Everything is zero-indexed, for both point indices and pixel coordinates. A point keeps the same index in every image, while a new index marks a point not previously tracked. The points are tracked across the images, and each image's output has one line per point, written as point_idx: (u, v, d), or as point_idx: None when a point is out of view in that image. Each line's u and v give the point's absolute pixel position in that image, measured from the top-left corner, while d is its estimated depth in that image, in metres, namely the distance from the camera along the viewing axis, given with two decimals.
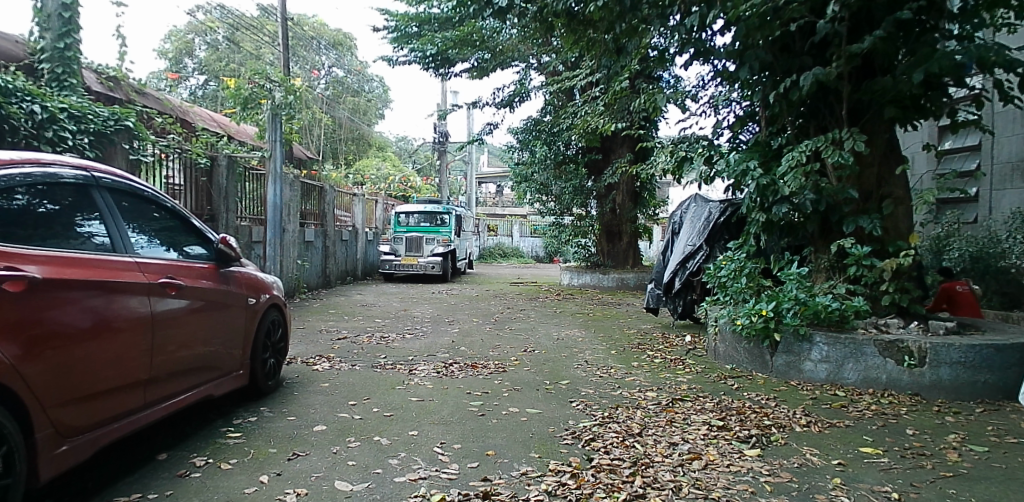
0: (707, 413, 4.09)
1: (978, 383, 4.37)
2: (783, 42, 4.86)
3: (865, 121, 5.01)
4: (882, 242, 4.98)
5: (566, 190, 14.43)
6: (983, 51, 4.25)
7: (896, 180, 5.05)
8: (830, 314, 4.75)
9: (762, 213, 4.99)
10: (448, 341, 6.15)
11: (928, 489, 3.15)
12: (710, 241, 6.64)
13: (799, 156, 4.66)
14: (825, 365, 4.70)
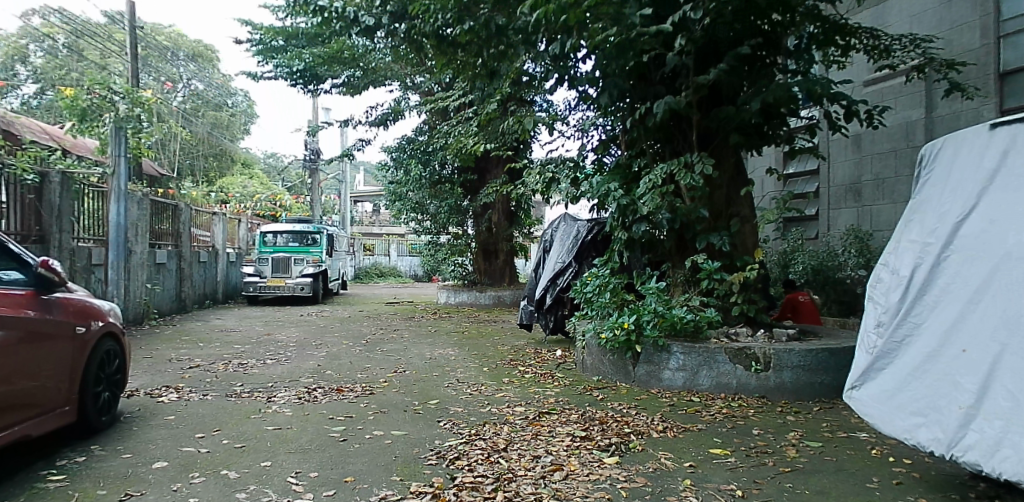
0: (571, 424, 4.24)
1: (815, 384, 4.83)
2: (640, 71, 5.20)
3: (715, 146, 5.43)
4: (731, 256, 5.40)
5: (442, 209, 14.48)
6: (812, 84, 4.76)
7: (742, 201, 5.50)
8: (685, 324, 5.08)
9: (623, 231, 5.23)
10: (313, 365, 5.96)
11: (769, 485, 3.52)
12: (579, 258, 6.86)
13: (655, 178, 4.98)
14: (682, 372, 4.99)
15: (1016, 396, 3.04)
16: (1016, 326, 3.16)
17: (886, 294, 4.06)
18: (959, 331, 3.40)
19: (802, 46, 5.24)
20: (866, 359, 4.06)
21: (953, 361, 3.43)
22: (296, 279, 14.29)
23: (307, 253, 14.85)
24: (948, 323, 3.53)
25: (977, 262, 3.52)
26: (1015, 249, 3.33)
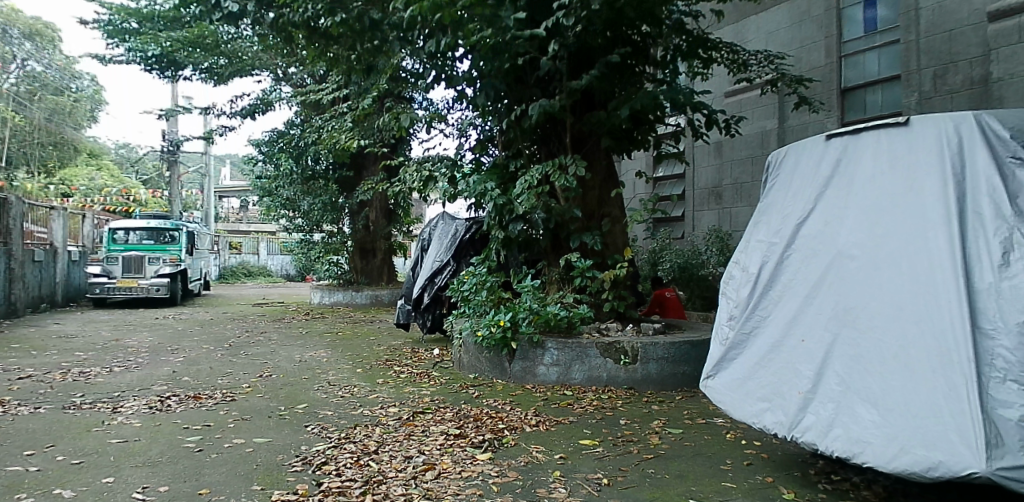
0: (445, 423, 4.38)
1: (678, 374, 5.31)
2: (516, 74, 5.52)
3: (588, 149, 5.81)
4: (603, 255, 5.74)
5: (316, 205, 16.17)
6: (676, 93, 5.07)
7: (612, 202, 5.91)
8: (559, 321, 5.32)
9: (500, 230, 5.54)
10: (168, 371, 5.62)
11: (633, 471, 4.04)
12: (457, 258, 7.81)
13: (531, 180, 5.29)
14: (555, 368, 5.30)
15: (846, 381, 3.86)
16: (844, 320, 3.98)
17: (738, 288, 4.82)
18: (800, 325, 4.18)
19: (668, 57, 5.80)
20: (720, 349, 4.81)
21: (794, 350, 4.22)
22: (152, 280, 15.59)
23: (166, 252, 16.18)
24: (789, 317, 4.31)
25: (812, 261, 4.30)
26: (843, 252, 4.13)
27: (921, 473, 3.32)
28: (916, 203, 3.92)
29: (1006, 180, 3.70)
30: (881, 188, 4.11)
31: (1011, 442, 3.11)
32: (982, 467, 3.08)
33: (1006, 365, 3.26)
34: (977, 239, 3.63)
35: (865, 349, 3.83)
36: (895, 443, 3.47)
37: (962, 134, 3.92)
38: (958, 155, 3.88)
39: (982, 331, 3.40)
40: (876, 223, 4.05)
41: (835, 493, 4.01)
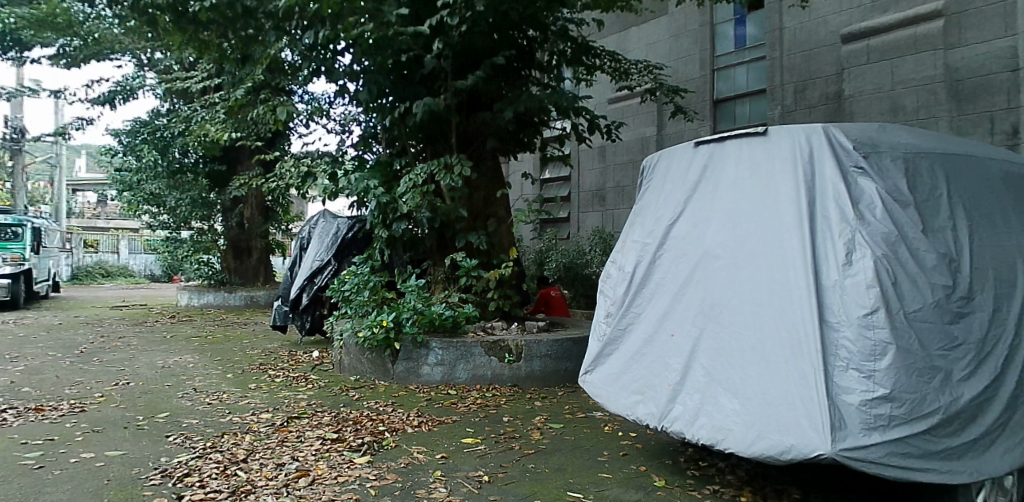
0: (322, 427, 4.45)
1: (561, 370, 6.08)
2: (400, 72, 6.48)
3: (474, 148, 6.88)
4: (487, 254, 6.80)
5: (184, 200, 17.00)
6: (560, 97, 5.71)
7: (495, 203, 7.02)
8: (444, 320, 6.05)
9: (384, 229, 6.37)
10: (6, 382, 5.44)
11: (514, 467, 4.22)
12: (339, 257, 8.69)
13: (415, 179, 6.12)
14: (440, 367, 5.96)
15: (711, 373, 4.16)
16: (710, 315, 4.29)
17: (615, 287, 5.08)
18: (671, 321, 4.46)
19: (552, 65, 7.13)
20: (597, 345, 5.08)
21: (665, 345, 4.50)
22: None
23: (6, 251, 15.88)
24: (661, 313, 4.58)
25: (681, 260, 4.58)
26: (709, 252, 4.43)
27: (776, 456, 3.61)
28: (773, 205, 4.26)
29: (849, 186, 4.08)
30: (744, 192, 4.43)
31: (852, 424, 3.45)
32: (828, 449, 3.41)
33: (849, 354, 3.62)
34: (825, 241, 3.98)
35: (727, 343, 4.14)
36: (754, 429, 3.77)
37: (813, 143, 4.27)
38: (809, 162, 4.23)
39: (829, 324, 3.76)
40: (738, 225, 4.36)
41: (701, 477, 4.40)
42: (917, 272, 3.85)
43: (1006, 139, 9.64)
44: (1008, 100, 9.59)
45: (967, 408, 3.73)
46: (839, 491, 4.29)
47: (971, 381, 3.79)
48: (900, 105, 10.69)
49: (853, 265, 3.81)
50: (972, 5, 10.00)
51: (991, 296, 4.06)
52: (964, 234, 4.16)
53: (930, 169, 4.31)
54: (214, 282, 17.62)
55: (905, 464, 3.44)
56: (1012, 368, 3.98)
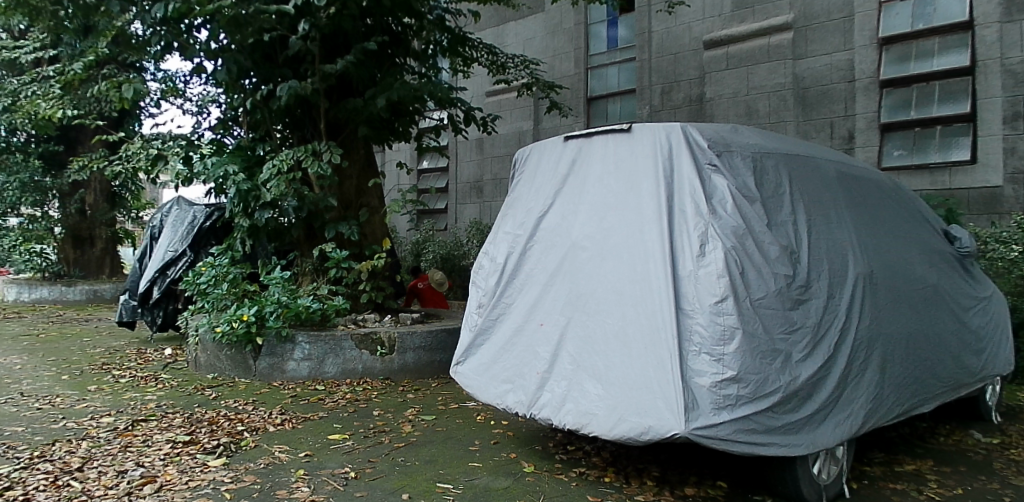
0: (172, 430, 4.33)
1: (432, 362, 6.86)
2: (264, 52, 7.30)
3: (344, 133, 7.82)
4: (360, 245, 7.81)
5: (11, 184, 16.11)
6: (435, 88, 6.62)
7: (364, 193, 8.04)
8: (312, 314, 6.74)
9: (246, 217, 7.05)
10: None
11: (383, 461, 4.23)
12: (195, 248, 9.18)
13: (280, 165, 6.83)
14: (307, 362, 6.51)
15: (576, 360, 4.32)
16: (576, 305, 4.44)
17: (486, 278, 5.13)
18: (539, 311, 4.59)
19: (425, 52, 8.24)
20: (469, 336, 5.14)
21: (534, 334, 4.62)
22: None
23: None
24: (531, 303, 4.70)
25: (550, 252, 4.71)
26: (576, 244, 4.57)
27: (634, 437, 3.81)
28: (635, 199, 4.46)
29: (704, 182, 4.33)
30: (609, 186, 4.60)
31: (702, 405, 3.70)
32: (681, 428, 3.62)
33: (701, 339, 3.87)
34: (681, 233, 4.21)
35: (592, 331, 4.30)
36: (616, 413, 3.95)
37: (672, 140, 4.49)
38: (668, 159, 4.45)
39: (683, 312, 3.99)
40: (604, 218, 4.54)
41: (569, 461, 4.68)
42: (762, 263, 4.17)
43: (844, 142, 11.24)
44: (845, 107, 11.22)
45: (803, 386, 4.09)
46: (693, 466, 4.84)
47: (807, 362, 4.17)
48: (754, 108, 12.18)
49: (706, 256, 4.06)
50: (815, 20, 11.60)
51: (827, 284, 4.46)
52: (804, 228, 4.54)
53: (775, 168, 4.67)
54: (50, 275, 17.28)
55: (749, 439, 3.76)
56: (844, 349, 4.39)
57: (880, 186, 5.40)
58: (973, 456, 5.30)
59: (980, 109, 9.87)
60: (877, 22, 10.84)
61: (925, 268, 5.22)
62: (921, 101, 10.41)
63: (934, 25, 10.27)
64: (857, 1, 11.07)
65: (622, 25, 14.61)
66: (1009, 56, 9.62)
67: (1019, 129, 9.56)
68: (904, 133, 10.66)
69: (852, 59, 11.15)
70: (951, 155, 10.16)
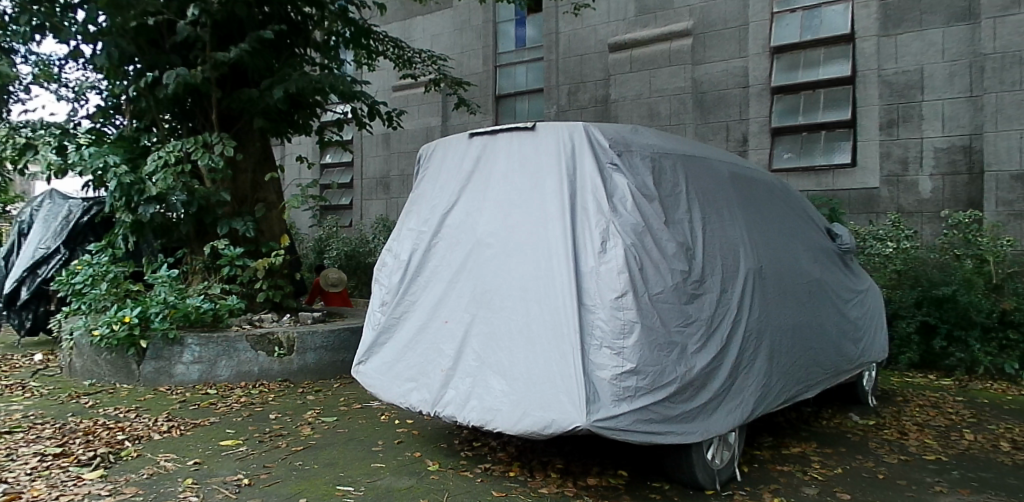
0: (43, 443, 4.10)
1: (333, 362, 7.55)
2: (154, 42, 7.84)
3: (239, 123, 8.65)
4: (256, 243, 8.59)
5: None
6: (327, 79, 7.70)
7: (256, 187, 8.89)
8: (201, 316, 7.29)
9: (128, 212, 7.50)
10: None
11: (280, 466, 4.10)
12: (71, 244, 9.35)
13: (167, 157, 7.46)
14: (196, 366, 6.95)
15: (481, 357, 4.31)
16: (481, 302, 4.44)
17: (390, 275, 5.05)
18: (443, 309, 4.56)
19: (326, 43, 9.01)
20: (372, 335, 5.06)
21: (438, 332, 4.59)
22: None
23: None
24: (435, 300, 4.67)
25: (455, 249, 4.69)
26: (481, 240, 4.57)
27: (538, 431, 3.85)
28: (539, 196, 4.50)
29: (605, 181, 4.44)
30: (514, 183, 4.63)
31: (603, 397, 3.77)
32: (583, 421, 3.69)
33: (602, 333, 3.95)
34: (583, 230, 4.29)
35: (497, 327, 4.31)
36: (519, 409, 3.98)
37: (574, 139, 4.56)
38: (570, 158, 4.52)
39: (585, 307, 4.06)
40: (508, 215, 4.55)
41: (474, 456, 4.72)
42: (659, 259, 4.31)
43: (737, 145, 11.97)
44: (740, 112, 11.92)
45: (698, 376, 4.27)
46: (595, 457, 4.99)
47: (701, 353, 4.35)
48: (656, 111, 12.77)
49: (607, 252, 4.15)
50: (712, 28, 12.20)
51: (720, 279, 4.67)
52: (699, 226, 4.74)
53: (671, 168, 4.84)
54: None
55: (647, 429, 3.88)
56: (736, 340, 4.62)
57: (768, 186, 5.73)
58: (850, 437, 5.76)
59: (859, 116, 10.82)
60: (770, 32, 11.54)
61: (808, 263, 5.59)
62: (808, 108, 11.22)
63: (820, 36, 11.09)
64: (750, 11, 11.74)
65: (530, 25, 14.96)
66: (884, 68, 10.60)
67: (891, 136, 10.58)
68: (792, 137, 11.43)
69: (745, 66, 11.82)
70: (834, 158, 11.08)
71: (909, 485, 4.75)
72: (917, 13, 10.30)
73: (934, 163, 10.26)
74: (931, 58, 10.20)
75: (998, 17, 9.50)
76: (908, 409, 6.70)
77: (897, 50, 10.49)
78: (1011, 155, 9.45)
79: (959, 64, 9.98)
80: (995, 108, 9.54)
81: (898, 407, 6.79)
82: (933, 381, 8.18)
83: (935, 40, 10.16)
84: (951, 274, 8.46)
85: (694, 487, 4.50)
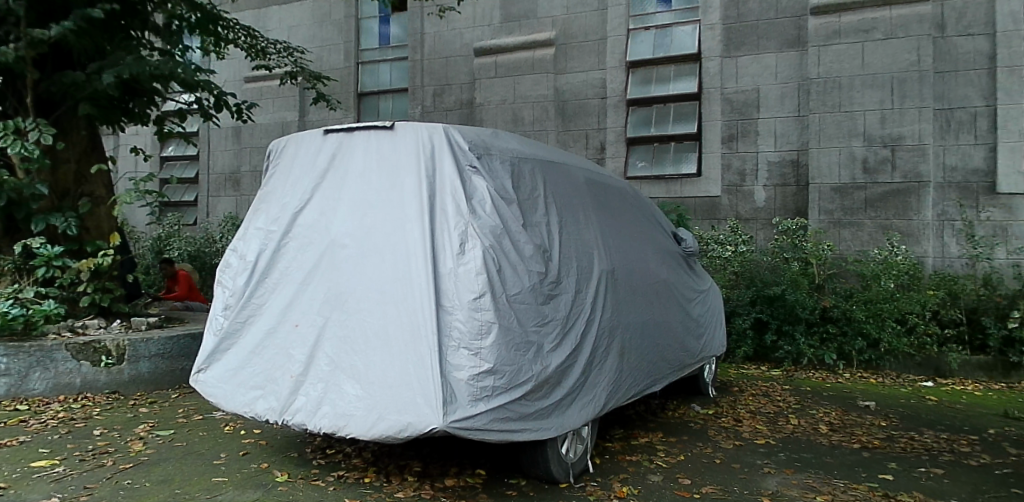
0: None
1: (172, 372, 7.51)
2: None
3: (61, 110, 8.25)
4: (78, 242, 8.21)
5: None
6: (165, 66, 7.42)
7: (81, 179, 8.53)
8: (12, 321, 6.99)
9: None
10: None
11: (104, 485, 3.81)
12: None
13: None
14: (8, 380, 6.62)
15: (333, 362, 4.19)
16: (335, 304, 4.32)
17: (233, 277, 4.88)
18: (293, 312, 4.42)
19: (165, 27, 8.66)
20: (214, 341, 4.84)
21: (289, 335, 4.43)
22: None
23: None
24: (286, 303, 4.52)
25: (309, 250, 4.56)
26: (335, 241, 4.47)
27: (394, 435, 3.79)
28: (396, 196, 4.45)
29: (464, 183, 4.48)
30: (371, 183, 4.55)
31: (460, 398, 3.81)
32: (440, 422, 3.69)
33: (460, 334, 3.98)
34: (442, 231, 4.30)
35: (351, 330, 4.21)
36: (374, 413, 3.90)
37: (434, 140, 4.57)
38: (430, 158, 4.52)
39: (444, 308, 4.07)
40: (365, 215, 4.47)
41: (327, 465, 4.72)
42: (517, 261, 4.42)
43: (595, 153, 12.62)
44: (598, 121, 12.56)
45: (553, 374, 4.41)
46: (454, 458, 5.05)
47: (557, 351, 4.51)
48: (520, 116, 13.04)
49: (466, 254, 4.20)
50: (573, 40, 12.73)
51: (576, 280, 4.87)
52: (556, 229, 4.92)
53: (530, 173, 4.99)
54: None
55: (503, 427, 3.97)
56: (590, 338, 4.83)
57: (621, 193, 6.07)
58: (692, 425, 6.25)
59: (705, 130, 11.77)
60: (626, 47, 12.28)
61: (657, 265, 5.99)
62: (659, 120, 12.08)
63: (671, 53, 12.00)
64: (608, 26, 12.43)
65: (395, 24, 14.86)
66: (726, 87, 11.63)
67: (732, 149, 11.61)
68: (645, 147, 12.24)
69: (604, 78, 12.48)
70: (682, 168, 11.97)
71: (742, 467, 5.22)
72: (755, 39, 11.43)
73: (767, 175, 11.38)
74: (766, 80, 11.36)
75: (822, 46, 10.82)
76: (742, 398, 7.39)
77: (738, 71, 11.55)
78: (830, 169, 10.73)
79: (789, 86, 11.22)
80: (818, 127, 10.80)
81: (733, 397, 7.46)
82: (764, 372, 9.08)
83: (770, 63, 11.33)
84: (782, 275, 9.61)
85: (549, 481, 4.67)
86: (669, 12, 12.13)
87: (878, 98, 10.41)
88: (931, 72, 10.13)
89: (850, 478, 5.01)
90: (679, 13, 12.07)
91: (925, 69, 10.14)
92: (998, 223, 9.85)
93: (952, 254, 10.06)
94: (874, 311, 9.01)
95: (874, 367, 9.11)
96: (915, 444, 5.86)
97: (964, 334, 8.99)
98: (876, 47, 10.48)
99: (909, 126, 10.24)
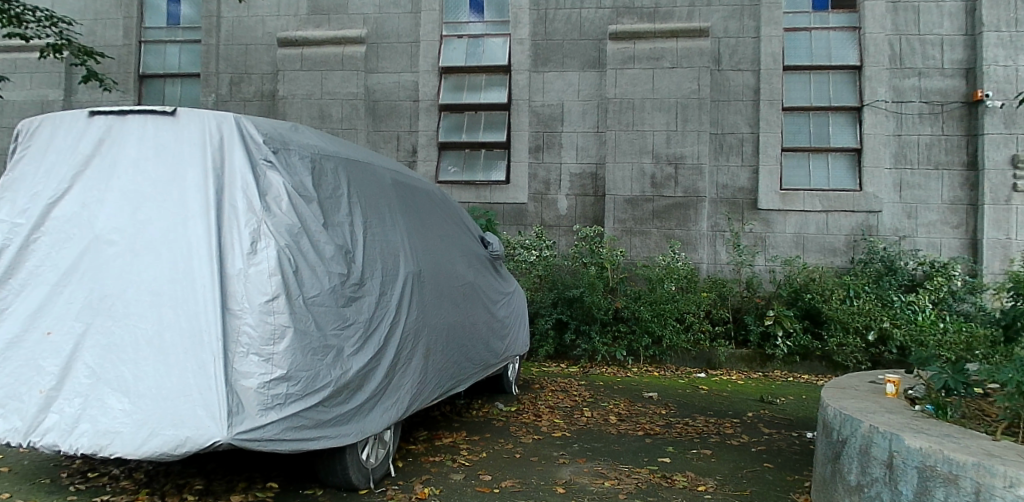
0: None
1: None
2: None
3: None
4: None
5: None
6: None
7: None
8: None
9: None
10: None
11: None
12: None
13: None
14: None
15: (94, 373, 3.67)
16: (97, 308, 3.83)
17: None
18: (44, 318, 3.86)
19: None
20: None
21: (38, 345, 3.85)
22: None
23: None
24: (36, 307, 3.95)
25: (67, 246, 4.04)
26: (102, 237, 3.99)
27: (169, 452, 3.43)
28: (177, 190, 4.06)
29: (257, 178, 4.23)
30: (146, 174, 4.12)
31: (248, 409, 3.57)
32: (223, 435, 3.43)
33: (249, 340, 3.74)
34: (230, 228, 4.01)
35: (116, 337, 3.73)
36: (144, 429, 3.48)
37: (223, 131, 4.26)
38: (217, 151, 4.21)
39: (230, 312, 3.80)
40: (138, 209, 4.03)
41: (88, 490, 4.41)
42: (315, 262, 4.28)
43: (407, 155, 12.63)
44: (410, 124, 12.61)
45: (353, 378, 4.31)
46: (242, 471, 4.86)
47: (358, 355, 4.42)
48: (327, 113, 12.66)
49: (257, 254, 3.97)
50: (385, 40, 12.71)
51: (380, 282, 4.82)
52: (359, 230, 4.84)
53: (332, 171, 4.86)
54: None
55: (297, 436, 3.81)
56: (393, 341, 4.79)
57: (429, 197, 6.16)
58: (496, 423, 6.51)
59: (513, 139, 12.30)
60: (439, 52, 12.56)
61: (463, 268, 6.15)
62: (470, 127, 12.49)
63: (482, 63, 12.50)
64: (422, 30, 12.58)
65: (186, 3, 13.69)
66: (534, 100, 12.28)
67: (539, 159, 12.26)
68: (456, 152, 12.58)
69: (416, 81, 12.59)
70: (491, 175, 12.41)
71: (539, 459, 5.54)
72: (559, 57, 12.23)
73: (569, 185, 12.19)
74: (570, 96, 12.17)
75: (619, 68, 11.85)
76: (542, 394, 7.86)
77: (544, 85, 12.26)
78: (624, 183, 11.76)
79: (590, 104, 12.12)
80: (614, 143, 11.83)
81: (534, 393, 7.89)
82: (562, 369, 9.85)
83: (573, 81, 12.19)
84: (580, 278, 10.36)
85: (347, 489, 4.54)
86: (482, 23, 12.70)
87: (664, 120, 11.67)
88: (708, 100, 11.64)
89: (633, 463, 5.52)
90: (492, 25, 12.68)
91: (703, 98, 11.60)
92: (758, 234, 11.58)
93: (722, 260, 11.62)
94: (658, 311, 10.04)
95: (658, 361, 10.22)
96: (689, 429, 6.64)
97: (730, 330, 10.38)
98: (663, 74, 11.73)
99: (690, 146, 11.61)
